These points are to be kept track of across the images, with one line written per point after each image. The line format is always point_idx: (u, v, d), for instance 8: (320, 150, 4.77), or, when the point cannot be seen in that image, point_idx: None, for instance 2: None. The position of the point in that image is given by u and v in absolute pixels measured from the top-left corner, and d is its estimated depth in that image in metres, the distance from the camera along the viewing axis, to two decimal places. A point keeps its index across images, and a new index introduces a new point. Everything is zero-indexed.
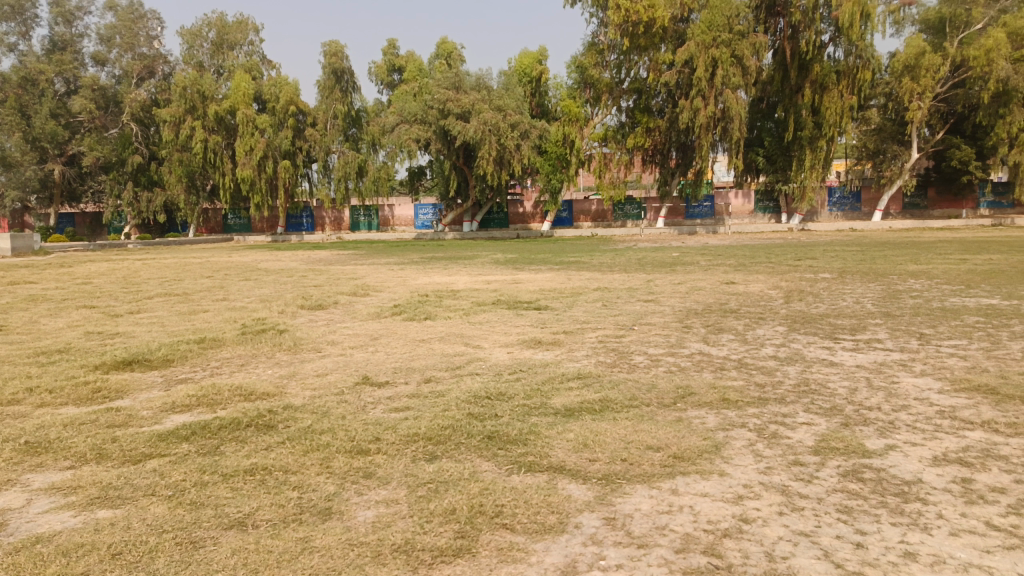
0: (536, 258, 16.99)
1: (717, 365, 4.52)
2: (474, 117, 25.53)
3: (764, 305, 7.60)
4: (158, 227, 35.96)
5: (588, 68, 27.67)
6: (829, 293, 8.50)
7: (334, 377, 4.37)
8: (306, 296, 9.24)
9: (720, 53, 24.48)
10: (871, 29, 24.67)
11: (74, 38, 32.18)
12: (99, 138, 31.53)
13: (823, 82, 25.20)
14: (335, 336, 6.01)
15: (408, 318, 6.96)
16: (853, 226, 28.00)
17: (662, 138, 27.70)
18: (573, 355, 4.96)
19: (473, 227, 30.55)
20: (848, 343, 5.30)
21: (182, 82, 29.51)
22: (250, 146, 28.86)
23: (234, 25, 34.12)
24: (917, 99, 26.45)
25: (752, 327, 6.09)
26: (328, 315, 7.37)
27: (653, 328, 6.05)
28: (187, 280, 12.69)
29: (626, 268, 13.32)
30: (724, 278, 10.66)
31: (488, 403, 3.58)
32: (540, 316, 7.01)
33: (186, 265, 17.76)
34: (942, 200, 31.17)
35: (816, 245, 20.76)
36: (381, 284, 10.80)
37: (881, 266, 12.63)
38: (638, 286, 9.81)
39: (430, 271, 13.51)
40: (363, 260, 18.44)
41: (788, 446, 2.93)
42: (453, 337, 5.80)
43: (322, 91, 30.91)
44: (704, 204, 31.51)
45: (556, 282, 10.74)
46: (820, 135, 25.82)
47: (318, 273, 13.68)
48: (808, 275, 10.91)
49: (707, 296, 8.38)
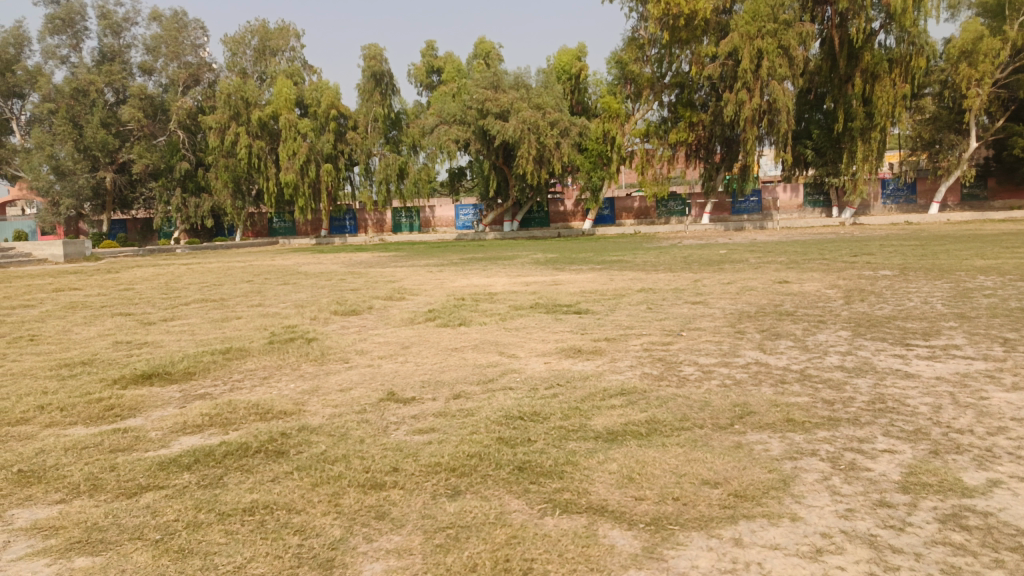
0: (578, 258, 16.58)
1: (776, 378, 4.09)
2: (513, 116, 25.23)
3: (823, 307, 7.08)
4: (206, 232, 36.52)
5: (628, 64, 27.06)
6: (892, 292, 7.92)
7: (358, 393, 4.06)
8: (340, 301, 9.01)
9: (766, 44, 23.68)
10: (925, 15, 23.60)
11: (122, 49, 32.84)
12: (148, 146, 32.13)
13: (875, 71, 24.19)
14: (365, 345, 5.73)
15: (442, 324, 6.65)
16: (908, 219, 26.86)
17: (706, 132, 27.00)
18: (617, 365, 4.57)
19: (514, 227, 30.31)
20: (923, 350, 4.79)
21: (226, 89, 29.96)
22: (293, 150, 29.15)
23: (276, 32, 34.47)
24: (975, 86, 25.17)
25: (813, 332, 5.61)
26: (361, 322, 7.11)
27: (703, 334, 5.62)
28: (226, 285, 12.64)
29: (671, 268, 12.83)
30: (777, 277, 10.10)
31: (521, 426, 3.22)
32: (581, 321, 6.63)
33: (228, 269, 17.83)
34: (1003, 191, 29.66)
35: (871, 239, 19.84)
36: (418, 288, 10.54)
37: (944, 261, 11.89)
38: (685, 286, 9.34)
39: (469, 273, 13.23)
40: (402, 262, 18.26)
41: (870, 482, 2.51)
42: (488, 345, 5.47)
43: (362, 94, 30.89)
44: (750, 199, 30.57)
45: (597, 282, 10.34)
46: (872, 126, 24.78)
47: (356, 277, 13.51)
48: (866, 273, 10.28)
49: (759, 297, 7.88)
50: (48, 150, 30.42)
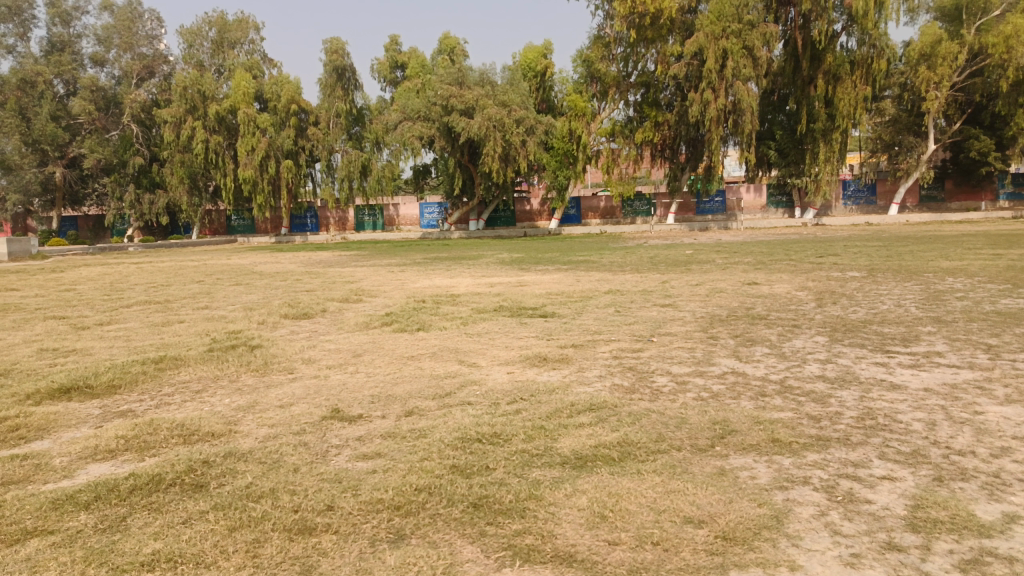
0: (544, 257, 16.28)
1: (757, 391, 3.79)
2: (478, 113, 24.81)
3: (795, 310, 6.85)
4: (162, 229, 35.37)
5: (594, 62, 26.79)
6: (863, 295, 7.75)
7: (299, 410, 3.66)
8: (293, 303, 8.54)
9: (730, 45, 23.70)
10: (886, 18, 23.82)
11: (72, 39, 31.57)
12: (100, 140, 30.92)
13: (836, 73, 24.35)
14: (314, 352, 5.30)
15: (400, 329, 6.25)
16: (868, 220, 27.18)
17: (671, 132, 26.94)
18: (585, 375, 4.23)
19: (479, 225, 29.99)
20: (905, 357, 4.55)
21: (183, 82, 29.02)
22: (251, 145, 28.28)
23: (235, 24, 33.50)
24: (934, 89, 25.48)
25: (788, 338, 5.35)
26: (313, 326, 6.66)
27: (675, 340, 5.32)
28: (175, 286, 12.03)
29: (637, 268, 12.62)
30: (745, 278, 9.90)
31: (479, 450, 2.86)
32: (546, 325, 6.29)
33: (181, 268, 17.13)
34: (959, 192, 30.23)
35: (834, 239, 19.96)
36: (377, 289, 10.12)
37: (911, 263, 11.86)
38: (653, 288, 9.08)
39: (431, 273, 12.83)
40: (363, 261, 17.75)
41: (875, 518, 2.21)
42: (446, 352, 5.09)
43: (325, 89, 30.20)
44: (714, 199, 30.65)
45: (563, 283, 10.03)
46: (833, 127, 24.99)
47: (313, 277, 13.00)
48: (834, 274, 10.15)
49: (730, 300, 7.63)
50: None
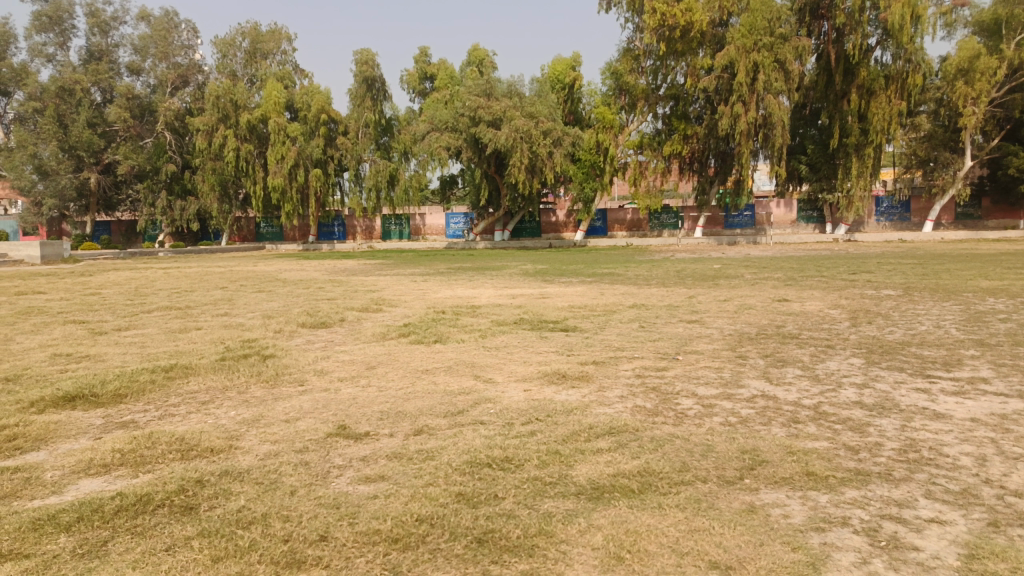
0: (569, 270, 16.08)
1: (789, 417, 3.56)
2: (505, 124, 24.74)
3: (828, 329, 6.56)
4: (192, 236, 35.79)
5: (623, 75, 26.60)
6: (900, 315, 7.44)
7: (304, 425, 3.50)
8: (311, 312, 8.43)
9: (761, 58, 23.37)
10: (922, 32, 23.33)
11: (110, 48, 32.17)
12: (134, 147, 31.40)
13: (871, 87, 23.89)
14: (327, 364, 5.16)
15: (416, 340, 6.09)
16: (902, 237, 26.56)
17: (700, 145, 26.62)
18: (605, 395, 4.02)
19: (505, 236, 29.87)
20: (948, 383, 4.27)
21: (215, 91, 29.39)
22: (281, 154, 28.54)
23: (268, 35, 33.92)
24: (971, 104, 24.88)
25: (821, 359, 5.08)
26: (329, 336, 6.53)
27: (701, 359, 5.09)
28: (198, 292, 12.03)
29: (663, 282, 12.35)
30: (775, 294, 9.62)
31: (488, 476, 2.67)
32: (567, 339, 6.08)
33: (206, 274, 17.21)
34: (997, 210, 29.45)
35: (867, 256, 19.52)
36: (398, 298, 10.00)
37: (948, 282, 11.46)
38: (680, 303, 8.84)
39: (453, 284, 12.69)
40: (387, 271, 17.68)
41: (924, 569, 1.98)
42: (462, 366, 4.91)
43: (354, 99, 30.40)
44: (743, 213, 30.22)
45: (587, 296, 9.82)
46: (867, 142, 24.49)
47: (336, 285, 12.93)
48: (868, 292, 9.82)
49: (759, 317, 7.37)
50: (31, 149, 29.72)
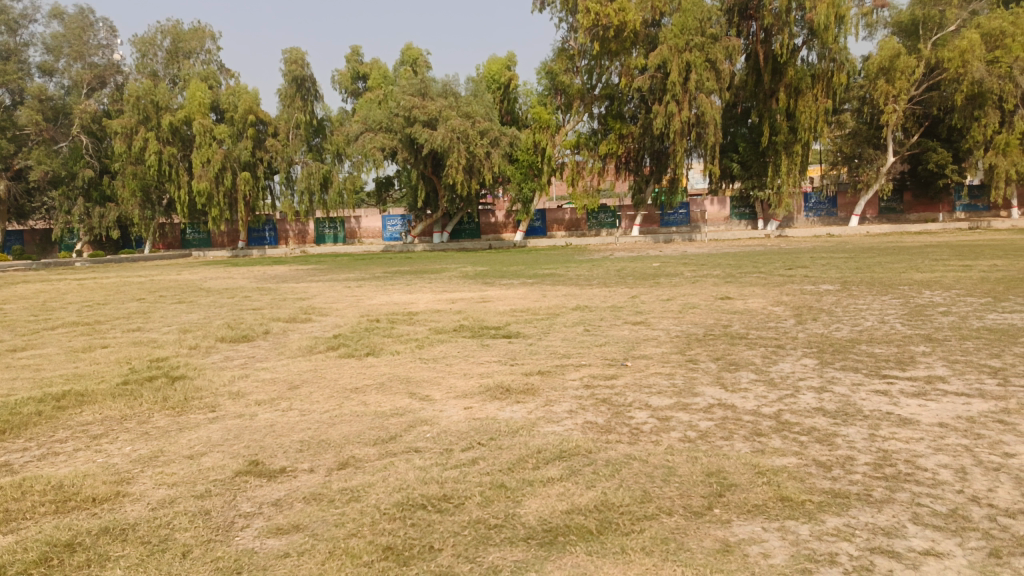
0: (509, 271, 15.79)
1: (750, 428, 3.28)
2: (441, 124, 24.26)
3: (776, 328, 6.40)
4: (112, 244, 33.98)
5: (558, 74, 26.49)
6: (843, 311, 7.37)
7: (211, 463, 3.05)
8: (234, 324, 7.85)
9: (693, 57, 23.64)
10: (845, 32, 23.96)
11: (18, 47, 30.19)
12: (47, 151, 29.56)
13: (798, 86, 24.40)
14: (245, 385, 4.66)
15: (347, 354, 5.63)
16: (830, 232, 27.28)
17: (635, 144, 26.73)
18: (552, 411, 3.68)
19: (443, 238, 29.36)
20: (907, 384, 4.09)
21: (135, 91, 27.93)
22: (207, 157, 27.29)
23: (190, 33, 32.52)
24: (892, 102, 25.72)
25: (773, 361, 4.87)
26: (251, 353, 6.01)
27: (652, 365, 4.81)
28: (113, 305, 11.19)
29: (605, 282, 12.19)
30: (717, 292, 9.50)
31: (422, 522, 2.30)
32: (508, 347, 5.72)
33: (126, 285, 16.20)
34: (918, 204, 30.63)
35: (799, 252, 19.91)
36: (330, 306, 9.47)
37: (883, 275, 11.63)
38: (623, 303, 8.61)
39: (390, 289, 12.21)
40: (320, 276, 17.00)
41: None
42: (395, 382, 4.50)
43: (283, 99, 29.38)
44: (679, 211, 30.54)
45: (528, 299, 9.51)
46: (795, 140, 25.03)
47: (264, 294, 12.27)
48: (808, 288, 9.82)
49: (704, 317, 7.18)
50: None
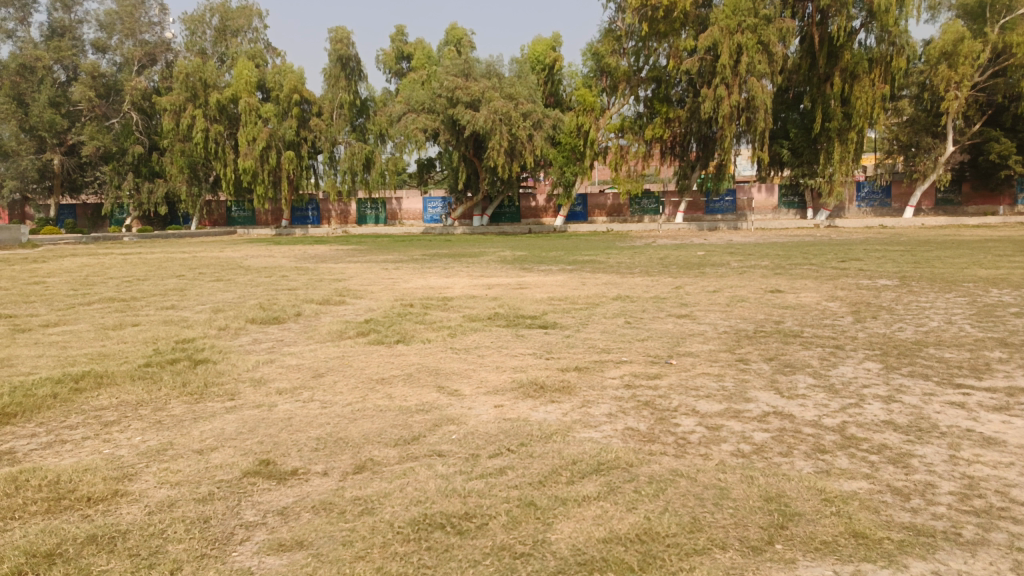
0: (549, 256, 15.47)
1: (812, 444, 2.93)
2: (484, 105, 23.93)
3: (833, 326, 5.97)
4: (160, 220, 34.58)
5: (604, 56, 25.80)
6: (905, 309, 6.88)
7: (220, 460, 2.84)
8: (267, 305, 7.68)
9: (745, 39, 22.83)
10: (907, 15, 22.87)
11: (73, 24, 30.70)
12: (99, 127, 30.07)
13: (854, 70, 23.39)
14: (268, 372, 4.45)
15: (376, 340, 5.40)
16: (883, 223, 26.25)
17: (682, 129, 26.00)
18: (590, 414, 3.37)
19: (484, 221, 29.13)
20: (987, 396, 3.67)
21: (184, 69, 28.19)
22: (252, 135, 27.46)
23: (237, 11, 32.52)
24: (955, 89, 24.49)
25: (832, 364, 4.47)
26: (279, 336, 5.82)
27: (699, 364, 4.45)
28: (152, 281, 11.21)
29: (647, 270, 11.81)
30: (766, 285, 9.05)
31: (441, 548, 2.03)
32: (545, 339, 5.42)
33: (168, 261, 16.34)
34: (978, 197, 29.26)
35: (852, 243, 19.14)
36: (365, 289, 9.30)
37: (943, 271, 11.00)
38: (667, 294, 8.23)
39: (427, 272, 12.00)
40: (358, 257, 16.90)
41: None
42: (423, 374, 4.24)
43: (328, 79, 29.34)
44: (724, 198, 29.71)
45: (568, 287, 9.19)
46: (849, 127, 24.04)
47: (301, 273, 12.18)
48: (864, 282, 9.28)
49: (754, 311, 6.77)
50: None
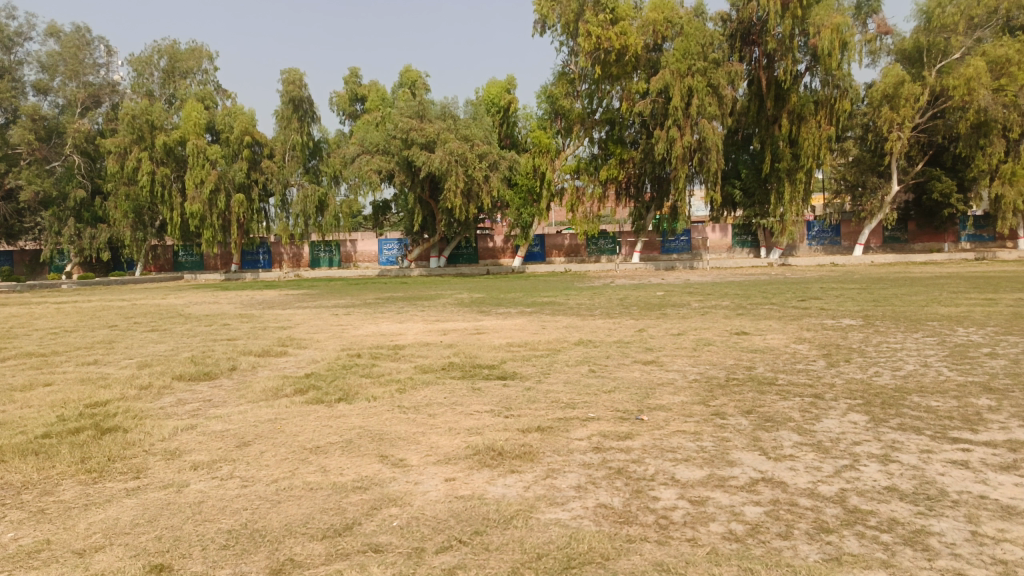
0: (507, 299, 15.08)
1: (813, 521, 2.53)
2: (439, 147, 23.74)
3: (807, 371, 5.64)
4: (102, 265, 33.25)
5: (558, 99, 25.92)
6: (877, 351, 6.62)
7: (102, 566, 2.30)
8: (200, 358, 7.06)
9: (695, 82, 23.19)
10: (849, 59, 23.44)
11: (13, 65, 29.64)
12: (39, 171, 28.85)
13: (801, 113, 23.93)
14: (185, 441, 3.88)
15: (316, 399, 4.86)
16: (834, 261, 26.64)
17: (636, 170, 26.20)
18: (556, 487, 2.93)
19: (440, 263, 28.73)
20: (989, 453, 3.33)
21: (130, 110, 27.36)
22: (200, 178, 26.68)
23: (187, 53, 32.01)
24: (896, 130, 25.19)
25: (815, 417, 4.10)
26: (209, 395, 5.24)
27: (672, 421, 4.04)
28: (82, 333, 10.40)
29: (608, 312, 11.50)
30: (731, 327, 8.76)
31: None
32: (502, 392, 4.95)
33: (106, 309, 15.44)
34: (923, 234, 30.00)
35: (808, 281, 19.22)
36: (311, 338, 8.71)
37: (904, 309, 10.93)
38: (630, 338, 7.86)
39: (379, 318, 11.46)
40: (308, 303, 16.22)
41: None
42: (365, 440, 3.74)
43: (280, 120, 28.88)
44: (680, 238, 29.86)
45: (526, 332, 8.75)
46: (798, 167, 24.42)
47: (246, 321, 11.50)
48: (828, 322, 9.08)
49: (722, 356, 6.42)
50: None
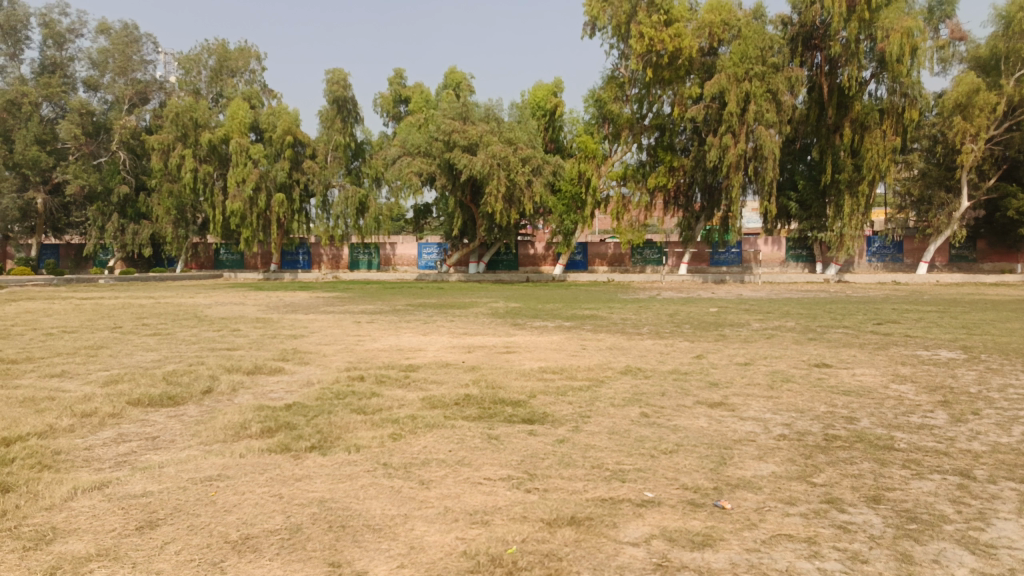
0: (545, 309, 13.85)
1: None
2: (481, 150, 22.68)
3: (932, 428, 4.26)
4: (144, 262, 33.03)
5: (607, 102, 24.56)
6: (1008, 399, 5.20)
7: None
8: (175, 375, 5.98)
9: (753, 87, 21.63)
10: (919, 66, 21.53)
11: (65, 61, 29.47)
12: (85, 166, 28.64)
13: (864, 121, 22.17)
14: (75, 513, 2.75)
15: (283, 446, 3.70)
16: (897, 279, 24.66)
17: (686, 178, 24.68)
18: None
19: (479, 268, 27.68)
20: None
21: (175, 108, 26.96)
22: (241, 177, 26.10)
23: (236, 52, 31.65)
24: (970, 142, 23.17)
25: (980, 517, 2.79)
26: (157, 430, 4.13)
27: (768, 512, 2.77)
28: (80, 335, 9.48)
29: (657, 330, 10.20)
30: (807, 356, 7.38)
31: None
32: (527, 446, 3.72)
33: (128, 308, 14.64)
34: (994, 253, 27.68)
35: (874, 301, 17.52)
36: (318, 351, 7.60)
37: (1004, 339, 9.36)
38: (687, 367, 6.57)
39: (402, 328, 10.32)
40: (333, 307, 15.21)
41: None
42: (318, 530, 2.56)
43: (323, 121, 28.14)
44: (730, 250, 28.19)
45: (562, 353, 7.51)
46: (860, 178, 22.56)
47: (258, 327, 10.47)
48: (922, 354, 7.61)
49: (809, 399, 5.08)
50: None
